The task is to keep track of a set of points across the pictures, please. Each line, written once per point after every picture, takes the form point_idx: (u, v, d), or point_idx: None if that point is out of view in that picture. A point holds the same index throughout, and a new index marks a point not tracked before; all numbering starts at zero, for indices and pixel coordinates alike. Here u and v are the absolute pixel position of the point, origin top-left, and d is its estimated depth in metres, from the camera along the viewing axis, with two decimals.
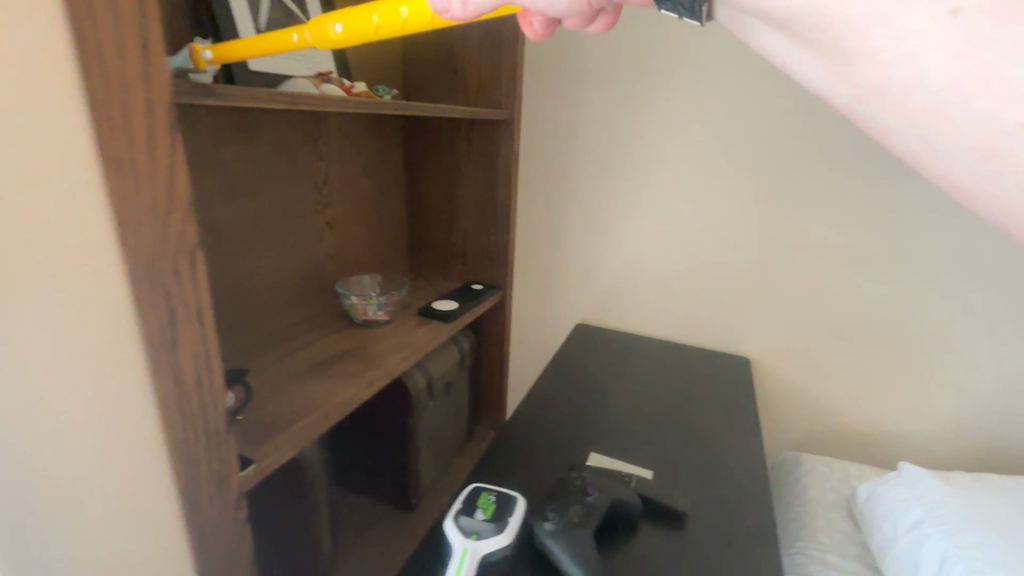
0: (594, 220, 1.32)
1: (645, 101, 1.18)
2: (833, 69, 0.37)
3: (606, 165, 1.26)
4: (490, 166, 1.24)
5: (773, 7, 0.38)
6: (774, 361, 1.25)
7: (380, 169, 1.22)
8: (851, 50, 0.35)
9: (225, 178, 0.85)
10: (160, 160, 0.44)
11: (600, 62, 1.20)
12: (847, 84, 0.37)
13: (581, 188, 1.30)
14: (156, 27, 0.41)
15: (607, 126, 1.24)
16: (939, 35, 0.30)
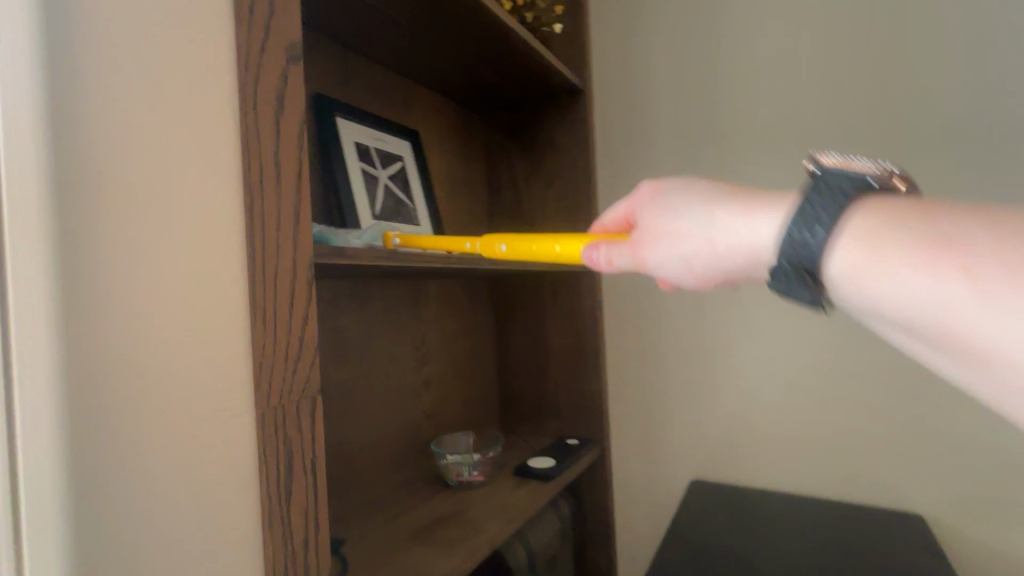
0: (692, 367, 1.31)
1: None
2: (943, 360, 0.40)
3: (696, 312, 1.30)
4: (575, 316, 1.28)
5: (895, 315, 0.40)
6: (920, 507, 1.14)
7: (473, 327, 1.27)
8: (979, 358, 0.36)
9: (338, 340, 0.92)
10: (297, 312, 0.48)
11: None
12: (976, 380, 0.38)
13: (674, 336, 1.33)
14: (308, 202, 0.49)
15: None
16: None
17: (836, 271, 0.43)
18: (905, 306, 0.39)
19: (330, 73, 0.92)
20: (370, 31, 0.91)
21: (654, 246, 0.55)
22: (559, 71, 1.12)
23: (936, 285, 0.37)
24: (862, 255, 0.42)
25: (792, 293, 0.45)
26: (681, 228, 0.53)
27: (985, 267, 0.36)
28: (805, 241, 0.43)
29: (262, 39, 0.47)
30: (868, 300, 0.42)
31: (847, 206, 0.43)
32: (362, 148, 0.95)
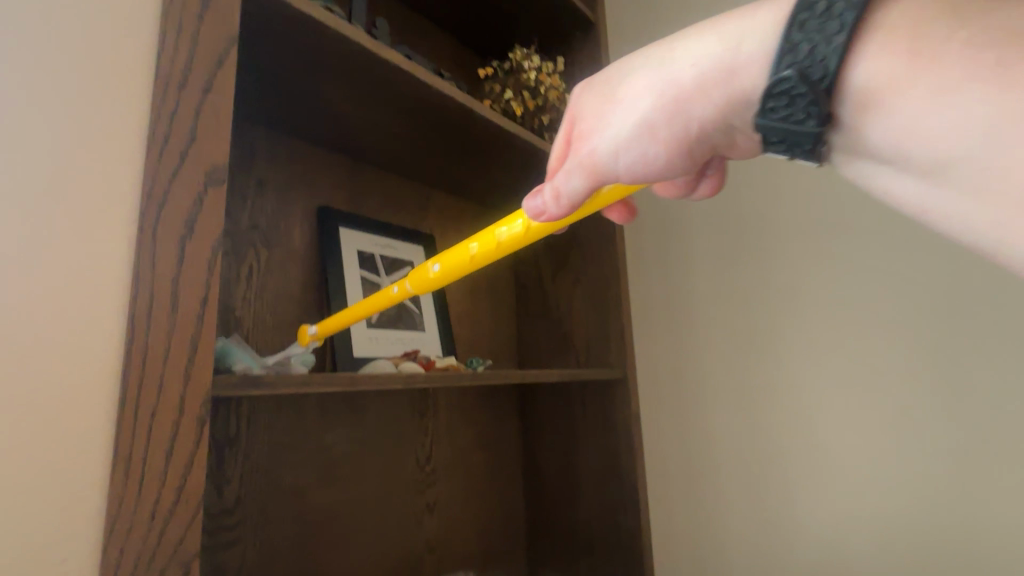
0: (753, 496, 1.06)
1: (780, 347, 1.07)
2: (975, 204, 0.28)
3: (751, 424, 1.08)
4: (610, 432, 1.09)
5: (914, 137, 0.28)
6: None
7: (494, 440, 1.16)
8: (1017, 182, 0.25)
9: (322, 462, 0.84)
10: (175, 457, 0.41)
11: (716, 312, 1.16)
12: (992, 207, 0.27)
13: (723, 453, 1.11)
14: (209, 329, 0.45)
15: (737, 377, 1.11)
16: None
17: (852, 88, 0.30)
18: (944, 140, 0.27)
19: (338, 186, 0.95)
20: (377, 146, 0.94)
21: (604, 133, 0.40)
22: None
23: (1005, 106, 0.24)
24: (896, 69, 0.28)
25: (785, 134, 0.33)
26: (638, 96, 0.38)
27: None
28: (816, 53, 0.29)
29: (177, 165, 0.46)
30: (893, 138, 0.29)
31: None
32: (364, 256, 0.94)
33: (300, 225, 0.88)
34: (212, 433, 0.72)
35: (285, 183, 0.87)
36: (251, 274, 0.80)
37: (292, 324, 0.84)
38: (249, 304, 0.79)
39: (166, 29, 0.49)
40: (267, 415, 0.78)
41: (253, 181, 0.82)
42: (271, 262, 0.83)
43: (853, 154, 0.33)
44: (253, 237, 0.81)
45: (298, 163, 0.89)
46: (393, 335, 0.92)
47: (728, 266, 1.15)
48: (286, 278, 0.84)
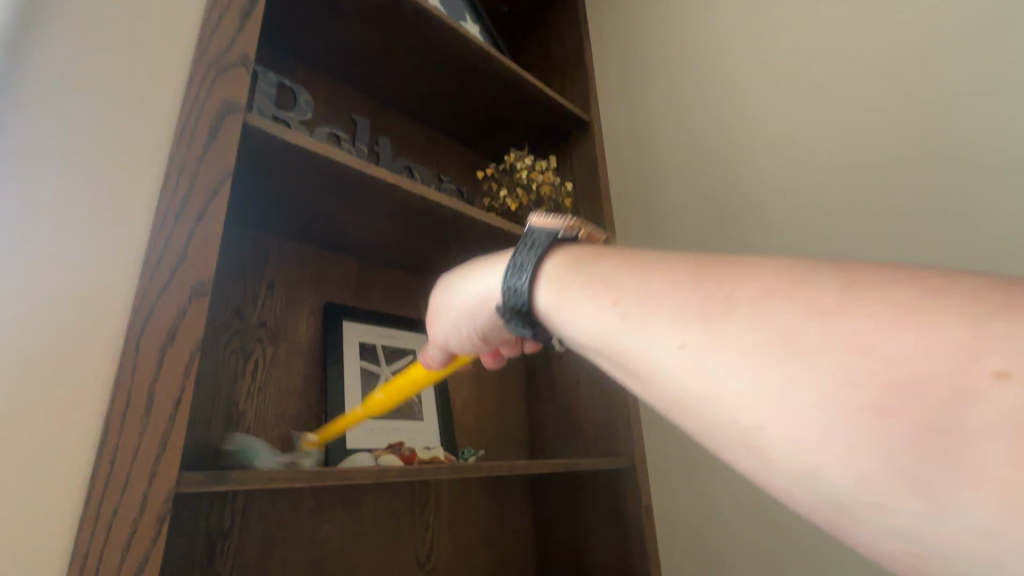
0: None
1: None
2: (649, 394, 0.33)
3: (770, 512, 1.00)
4: (622, 528, 1.03)
5: (585, 333, 0.37)
6: None
7: (502, 535, 1.11)
8: (657, 375, 0.31)
9: (314, 559, 0.83)
10: (133, 553, 0.45)
11: None
12: (661, 402, 0.32)
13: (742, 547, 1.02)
14: (180, 428, 0.49)
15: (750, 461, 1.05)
16: (693, 365, 0.29)
17: (538, 308, 0.42)
18: (590, 333, 0.37)
19: (344, 284, 1.03)
20: (380, 246, 1.04)
21: (437, 325, 0.54)
22: None
23: (602, 314, 0.35)
24: (553, 293, 0.41)
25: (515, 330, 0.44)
26: (448, 308, 0.52)
27: (638, 279, 0.34)
28: (513, 287, 0.43)
29: (166, 283, 0.53)
30: (571, 332, 0.39)
31: (543, 252, 0.44)
32: (367, 347, 1.00)
33: (306, 321, 0.96)
34: (205, 527, 0.74)
35: (293, 284, 0.96)
36: (256, 369, 0.86)
37: (292, 414, 0.88)
38: (251, 397, 0.85)
39: (172, 163, 0.58)
40: (261, 509, 0.80)
41: (264, 285, 0.92)
42: (276, 356, 0.90)
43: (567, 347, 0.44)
44: (260, 334, 0.89)
45: (307, 264, 0.99)
46: (390, 424, 0.95)
47: None
48: (289, 372, 0.90)
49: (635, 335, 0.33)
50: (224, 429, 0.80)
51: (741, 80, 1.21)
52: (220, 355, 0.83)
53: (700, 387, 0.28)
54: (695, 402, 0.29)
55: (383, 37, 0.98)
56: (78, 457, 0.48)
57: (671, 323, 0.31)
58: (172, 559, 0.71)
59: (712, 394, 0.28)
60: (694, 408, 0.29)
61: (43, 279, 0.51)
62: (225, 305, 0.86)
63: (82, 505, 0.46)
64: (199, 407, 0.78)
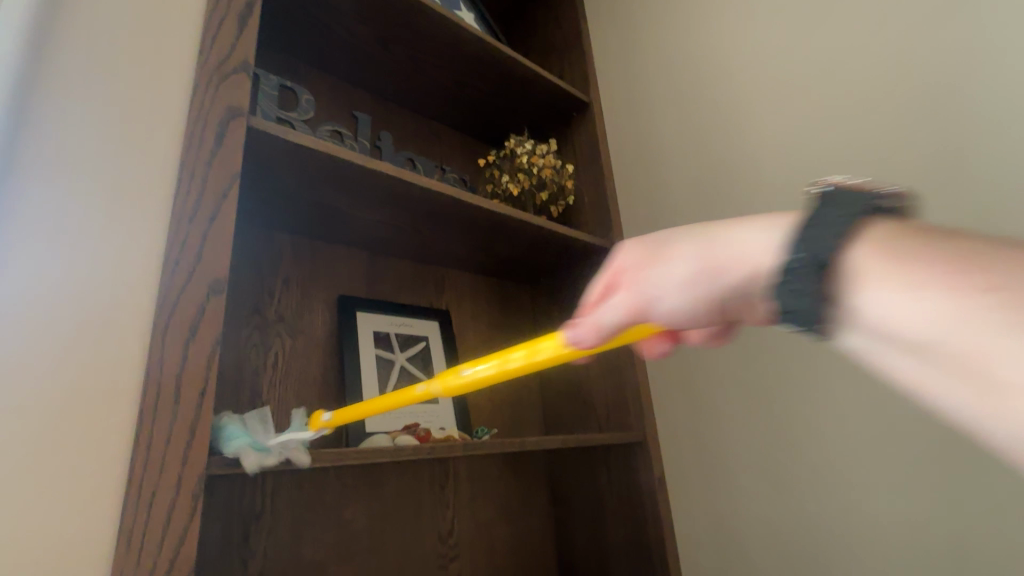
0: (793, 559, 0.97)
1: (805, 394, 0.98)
2: (907, 363, 0.29)
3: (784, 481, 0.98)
4: (637, 499, 1.06)
5: (872, 311, 0.30)
6: None
7: (521, 511, 1.15)
8: (927, 340, 0.27)
9: (341, 537, 0.89)
10: (172, 529, 0.49)
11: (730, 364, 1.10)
12: (919, 370, 0.28)
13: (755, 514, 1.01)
14: (206, 415, 0.53)
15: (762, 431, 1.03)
16: (971, 321, 0.25)
17: (842, 276, 0.31)
18: (906, 323, 0.28)
19: (356, 277, 1.07)
20: (387, 239, 1.07)
21: (652, 276, 0.41)
22: (571, 236, 1.13)
23: (905, 301, 0.28)
24: (865, 267, 0.31)
25: (792, 306, 0.32)
26: (678, 259, 0.40)
27: (959, 249, 0.28)
28: (821, 245, 0.32)
29: (184, 283, 0.57)
30: (851, 316, 0.31)
31: (856, 222, 0.33)
32: (380, 336, 1.04)
33: (321, 314, 1.00)
34: (239, 510, 0.80)
35: (307, 279, 1.00)
36: (277, 362, 0.91)
37: (313, 402, 0.93)
38: (274, 389, 0.89)
39: (183, 170, 0.62)
40: (290, 492, 0.85)
41: (279, 281, 0.96)
42: (295, 348, 0.94)
43: (839, 341, 0.33)
44: (278, 329, 0.93)
45: (318, 260, 1.03)
46: (407, 408, 0.98)
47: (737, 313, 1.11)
48: (308, 363, 0.95)
49: (924, 305, 0.27)
50: None
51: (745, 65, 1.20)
52: (242, 350, 0.88)
53: (957, 340, 0.26)
54: (950, 352, 0.26)
55: (378, 33, 1.00)
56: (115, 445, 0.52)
57: (957, 302, 0.26)
58: (211, 539, 0.76)
59: (966, 342, 0.25)
60: (942, 349, 0.27)
61: (75, 283, 0.55)
62: (244, 302, 0.90)
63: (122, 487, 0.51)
64: (226, 400, 0.83)
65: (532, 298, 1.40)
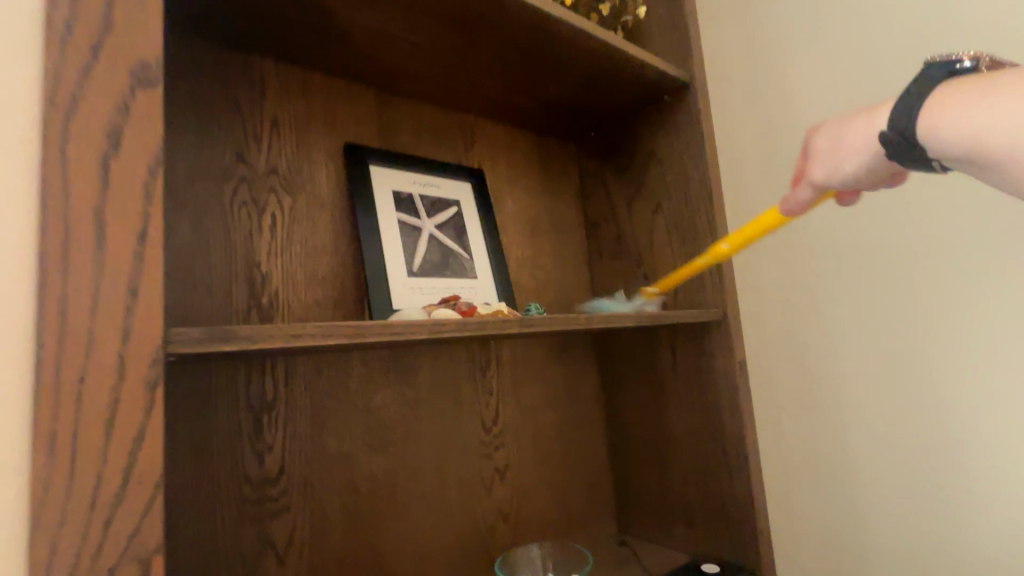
0: (880, 442, 0.89)
1: (913, 259, 0.86)
2: (994, 125, 0.46)
3: (875, 356, 0.90)
4: (709, 386, 0.91)
5: (962, 142, 0.48)
6: None
7: (570, 399, 1.02)
8: (999, 142, 0.46)
9: (372, 427, 0.76)
10: (119, 430, 0.33)
11: (827, 225, 0.95)
12: (990, 147, 0.47)
13: (839, 393, 0.94)
14: (155, 269, 0.36)
15: (861, 306, 0.91)
16: (988, 119, 0.47)
17: (933, 121, 0.50)
18: (975, 142, 0.48)
19: (366, 122, 0.84)
20: (402, 69, 0.82)
21: (830, 150, 0.59)
22: (644, 61, 0.86)
23: (991, 119, 0.46)
24: (981, 114, 0.47)
25: (909, 151, 0.52)
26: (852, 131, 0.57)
27: (981, 91, 0.48)
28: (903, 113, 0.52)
29: (86, 67, 0.35)
30: (982, 134, 0.47)
31: (939, 89, 0.51)
32: (402, 196, 0.83)
33: (325, 166, 0.78)
34: (247, 399, 0.66)
35: (303, 123, 0.77)
36: (275, 225, 0.72)
37: (325, 276, 0.75)
38: (274, 257, 0.71)
39: None
40: (309, 379, 0.71)
41: (266, 124, 0.74)
42: (296, 208, 0.74)
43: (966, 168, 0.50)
44: (271, 184, 0.73)
45: (313, 97, 0.79)
46: (442, 284, 0.81)
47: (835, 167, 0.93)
48: (314, 228, 0.75)
49: (990, 113, 0.47)
50: (249, 295, 0.68)
51: None
52: (227, 209, 0.69)
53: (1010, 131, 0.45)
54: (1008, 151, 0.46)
55: None
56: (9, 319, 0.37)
57: (987, 111, 0.47)
58: (217, 432, 0.63)
59: (975, 135, 0.47)
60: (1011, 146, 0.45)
61: None
62: (222, 149, 0.70)
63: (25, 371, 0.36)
64: (214, 270, 0.66)
65: (578, 158, 1.15)
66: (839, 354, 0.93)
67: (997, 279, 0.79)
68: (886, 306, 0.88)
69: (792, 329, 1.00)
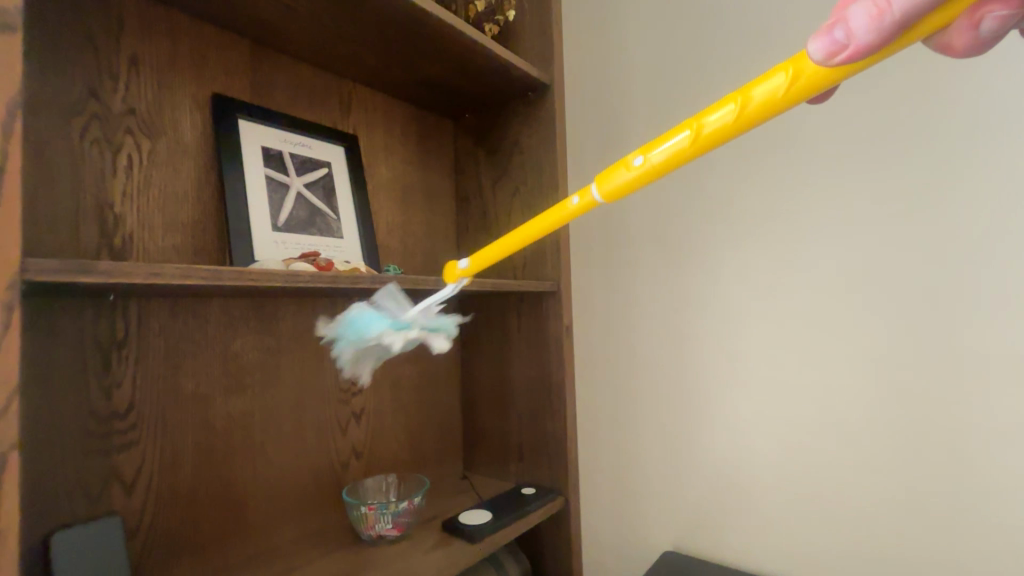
0: (658, 399, 1.13)
1: (685, 260, 1.09)
2: None
3: (660, 334, 1.13)
4: (542, 345, 1.09)
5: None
6: None
7: (427, 354, 1.14)
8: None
9: (229, 370, 0.81)
10: None
11: (636, 226, 1.17)
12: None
13: (635, 358, 1.16)
14: (12, 205, 0.39)
15: (653, 291, 1.14)
16: None
17: None
18: None
19: (237, 73, 0.85)
20: (278, 28, 0.84)
21: None
22: (507, 60, 0.98)
23: None
24: None
25: None
26: None
27: None
28: None
29: None
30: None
31: None
32: (271, 153, 0.86)
33: (190, 113, 0.79)
34: (94, 337, 0.68)
35: (167, 67, 0.77)
36: (131, 167, 0.72)
37: (185, 223, 0.77)
38: (128, 200, 0.72)
39: None
40: (163, 320, 0.74)
41: (124, 62, 0.73)
42: (156, 153, 0.75)
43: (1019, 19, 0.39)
44: (128, 125, 0.72)
45: (181, 39, 0.79)
46: (307, 241, 0.87)
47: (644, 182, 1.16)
48: (175, 175, 0.77)
49: None
50: (99, 235, 0.69)
51: None
52: (75, 144, 0.67)
53: None
54: None
55: None
56: None
57: None
58: (59, 367, 0.65)
59: None
60: None
61: None
62: (71, 80, 0.68)
63: None
64: (59, 207, 0.66)
65: (453, 136, 1.25)
66: (638, 325, 1.16)
67: (731, 277, 1.04)
68: (666, 292, 1.12)
69: (608, 304, 1.21)
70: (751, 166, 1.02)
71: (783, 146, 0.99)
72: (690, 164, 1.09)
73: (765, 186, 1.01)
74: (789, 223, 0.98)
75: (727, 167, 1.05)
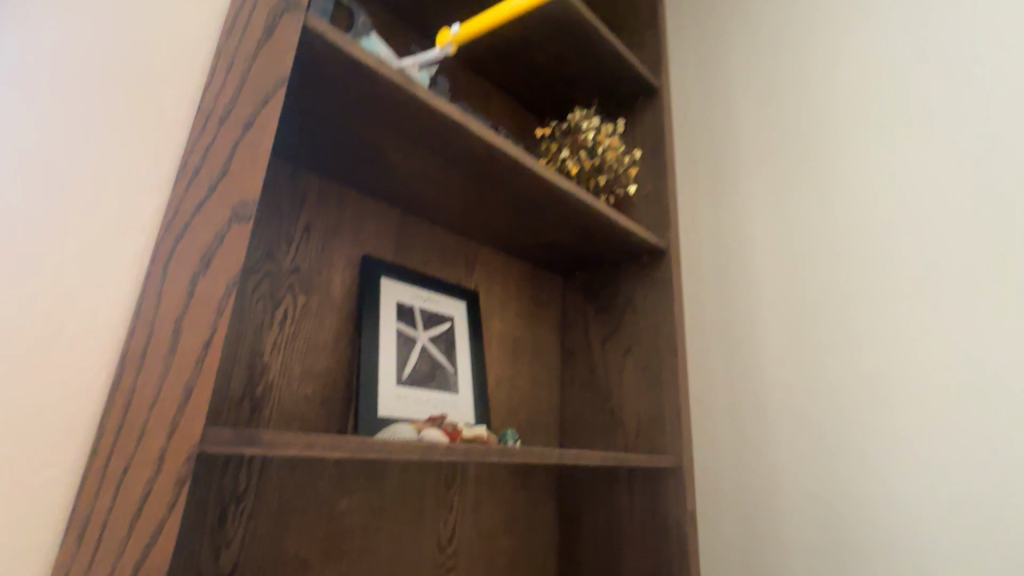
0: None
1: (823, 436, 0.95)
2: None
3: (802, 532, 0.93)
4: (660, 531, 0.94)
5: None
6: None
7: (525, 525, 1.03)
8: None
9: (330, 532, 0.76)
10: (143, 522, 0.37)
11: (758, 391, 1.04)
12: None
13: (773, 561, 0.95)
14: (208, 372, 0.40)
15: (786, 474, 0.97)
16: None
17: None
18: None
19: (385, 236, 0.94)
20: (427, 200, 0.94)
21: None
22: (629, 227, 1.01)
23: None
24: None
25: None
26: None
27: None
28: None
29: (201, 202, 0.44)
30: None
31: None
32: (404, 309, 0.90)
33: (342, 271, 0.86)
34: (219, 488, 0.67)
35: (332, 232, 0.87)
36: (285, 319, 0.78)
37: (319, 372, 0.80)
38: (277, 351, 0.76)
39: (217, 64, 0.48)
40: (281, 473, 0.73)
41: (299, 228, 0.83)
42: (308, 306, 0.81)
43: None
44: (291, 282, 0.80)
45: (346, 209, 0.89)
46: (426, 397, 0.86)
47: (763, 339, 1.05)
48: (320, 327, 0.81)
49: None
50: (245, 382, 0.72)
51: (840, 76, 1.09)
52: (247, 299, 0.75)
53: None
54: None
55: None
56: (69, 400, 0.38)
57: None
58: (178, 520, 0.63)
59: None
60: None
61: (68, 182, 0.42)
62: (257, 244, 0.77)
63: (80, 457, 0.38)
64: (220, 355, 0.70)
65: (563, 291, 1.27)
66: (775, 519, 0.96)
67: (884, 462, 0.88)
68: (802, 476, 0.95)
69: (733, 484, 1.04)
70: (916, 330, 0.89)
71: (954, 310, 0.86)
72: (819, 327, 0.99)
73: (917, 356, 0.88)
74: (953, 400, 0.84)
75: (886, 325, 0.92)
